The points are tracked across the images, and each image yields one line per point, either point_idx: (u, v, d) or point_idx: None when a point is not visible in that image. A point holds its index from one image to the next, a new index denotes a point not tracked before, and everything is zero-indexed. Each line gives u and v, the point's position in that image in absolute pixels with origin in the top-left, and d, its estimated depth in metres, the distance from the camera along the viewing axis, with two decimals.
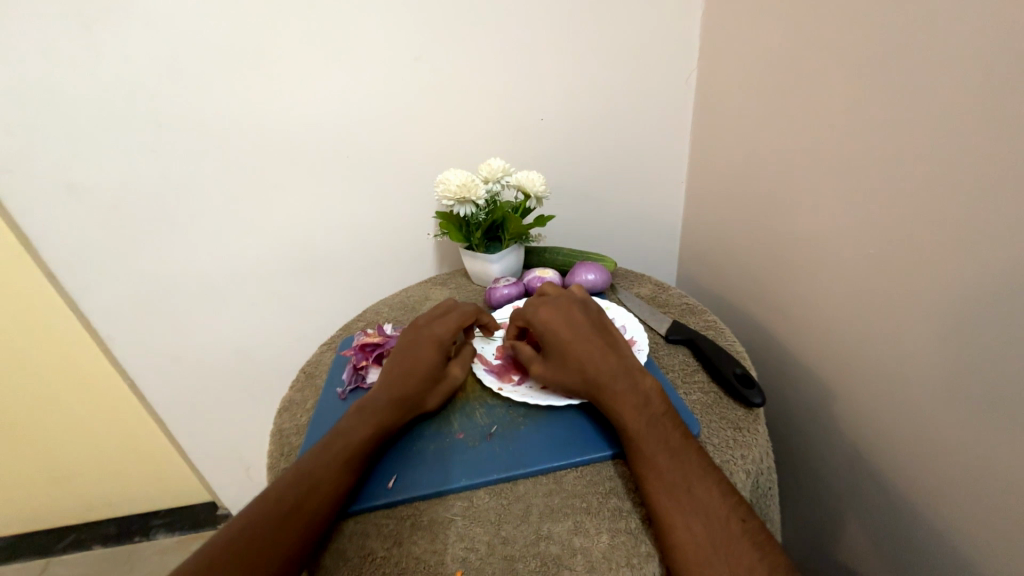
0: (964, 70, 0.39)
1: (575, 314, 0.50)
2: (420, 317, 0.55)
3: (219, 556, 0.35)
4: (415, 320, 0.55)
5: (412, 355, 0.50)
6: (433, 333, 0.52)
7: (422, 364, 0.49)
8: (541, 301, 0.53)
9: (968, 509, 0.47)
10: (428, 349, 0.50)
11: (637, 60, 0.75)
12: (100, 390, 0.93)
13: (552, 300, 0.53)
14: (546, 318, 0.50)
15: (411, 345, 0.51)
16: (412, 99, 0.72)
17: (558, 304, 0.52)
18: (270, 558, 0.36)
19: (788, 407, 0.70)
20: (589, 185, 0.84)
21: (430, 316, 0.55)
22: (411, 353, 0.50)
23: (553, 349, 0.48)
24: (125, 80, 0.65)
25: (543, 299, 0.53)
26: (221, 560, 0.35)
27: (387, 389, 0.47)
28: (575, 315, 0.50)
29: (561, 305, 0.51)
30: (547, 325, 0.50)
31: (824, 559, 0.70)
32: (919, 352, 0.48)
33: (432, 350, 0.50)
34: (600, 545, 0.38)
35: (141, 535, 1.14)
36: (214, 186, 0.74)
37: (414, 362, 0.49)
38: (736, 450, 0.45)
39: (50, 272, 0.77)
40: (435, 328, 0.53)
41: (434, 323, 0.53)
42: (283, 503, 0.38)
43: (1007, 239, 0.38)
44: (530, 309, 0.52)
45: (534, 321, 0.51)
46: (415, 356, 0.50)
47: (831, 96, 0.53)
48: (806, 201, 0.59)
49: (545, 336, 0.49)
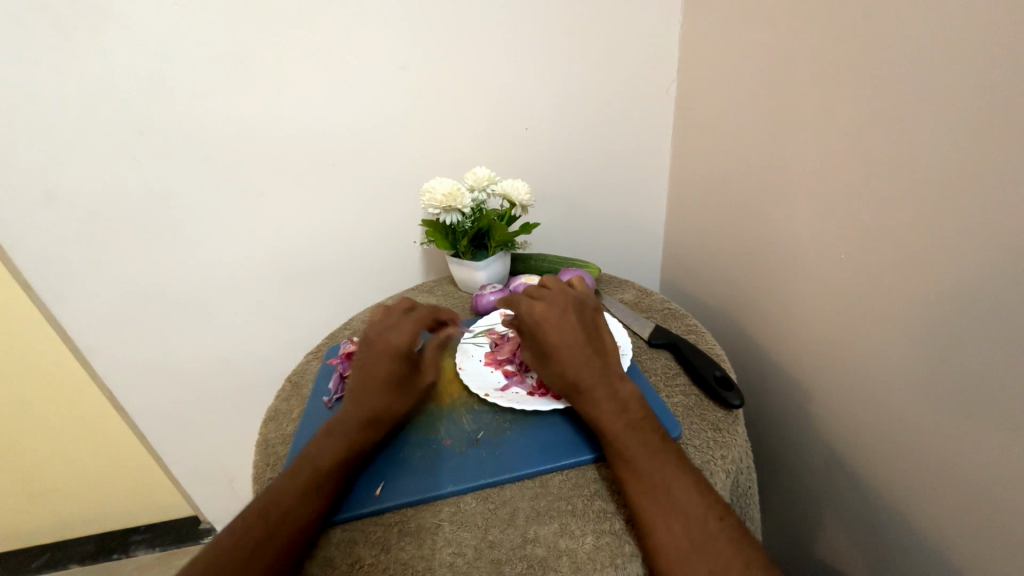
0: (933, 85, 0.42)
1: (571, 318, 0.48)
2: (370, 330, 0.51)
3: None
4: (368, 335, 0.51)
5: (377, 371, 0.48)
6: (390, 343, 0.49)
7: (388, 379, 0.48)
8: (538, 296, 0.52)
9: (941, 504, 0.48)
10: (391, 362, 0.48)
11: (621, 71, 0.77)
12: (77, 403, 0.91)
13: (550, 296, 0.51)
14: (539, 312, 0.49)
15: (371, 364, 0.48)
16: (399, 108, 0.73)
17: (557, 303, 0.50)
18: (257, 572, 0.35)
19: (769, 408, 0.72)
20: (575, 193, 0.86)
21: (378, 328, 0.51)
22: (373, 374, 0.48)
23: (540, 348, 0.49)
24: (110, 88, 0.65)
25: (542, 293, 0.52)
26: None
27: (362, 412, 0.45)
28: (569, 318, 0.48)
29: (557, 305, 0.50)
30: (540, 323, 0.48)
31: (805, 559, 0.71)
32: (890, 354, 0.50)
33: (396, 363, 0.49)
34: (584, 546, 0.39)
35: (120, 552, 1.09)
36: (198, 192, 0.73)
37: (381, 383, 0.47)
38: (717, 450, 0.46)
39: (26, 280, 0.74)
40: (390, 336, 0.50)
41: (387, 332, 0.50)
42: (264, 518, 0.38)
43: (975, 244, 0.41)
44: (526, 303, 0.50)
45: (527, 315, 0.50)
46: (380, 374, 0.48)
47: (806, 108, 0.55)
48: (783, 208, 0.61)
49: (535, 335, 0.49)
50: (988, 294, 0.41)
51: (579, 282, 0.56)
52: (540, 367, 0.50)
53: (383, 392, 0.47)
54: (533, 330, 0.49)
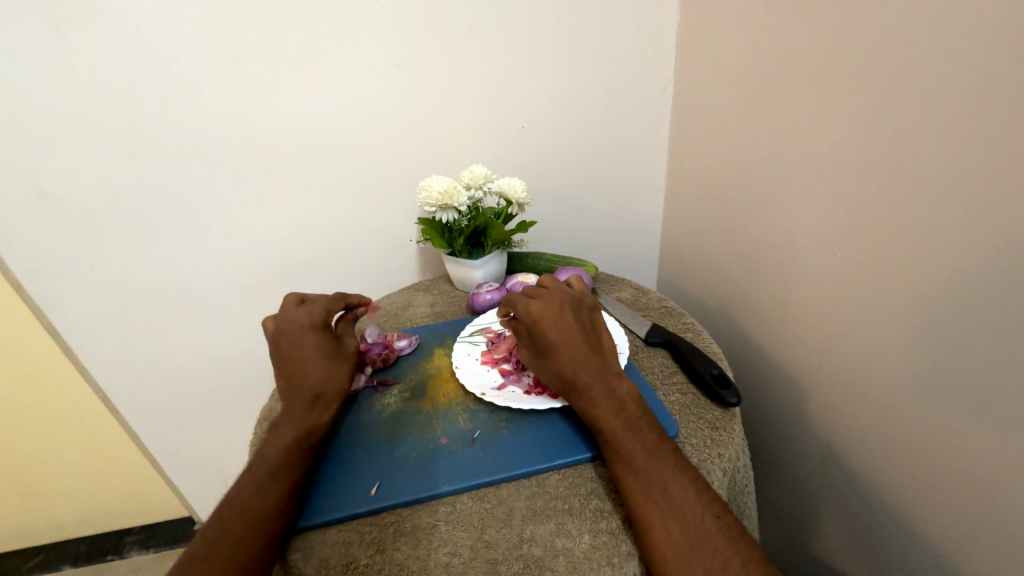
0: (930, 83, 0.42)
1: (569, 317, 0.48)
2: (273, 326, 0.51)
3: None
4: (274, 330, 0.50)
5: (303, 350, 0.49)
6: (302, 322, 0.50)
7: (315, 353, 0.49)
8: (533, 294, 0.51)
9: (937, 502, 0.48)
10: (308, 338, 0.49)
11: (618, 69, 0.77)
12: (69, 404, 0.90)
13: (547, 296, 0.51)
14: (534, 309, 0.49)
15: (291, 349, 0.49)
16: (395, 105, 0.72)
17: (554, 302, 0.49)
18: None
19: (766, 407, 0.72)
20: (572, 191, 0.85)
21: (280, 320, 0.51)
22: (296, 354, 0.49)
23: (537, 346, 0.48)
24: (101, 84, 0.64)
25: (540, 293, 0.51)
26: None
27: (303, 394, 0.46)
28: (566, 317, 0.48)
29: (555, 303, 0.49)
30: (538, 322, 0.48)
31: (802, 556, 0.71)
32: (887, 352, 0.50)
33: (316, 337, 0.50)
34: (581, 545, 0.38)
35: (114, 554, 1.08)
36: (191, 190, 0.73)
37: (307, 356, 0.48)
38: (714, 449, 0.46)
39: (16, 279, 0.73)
40: (300, 318, 0.51)
41: (292, 318, 0.51)
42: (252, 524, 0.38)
43: (972, 243, 0.41)
44: (523, 302, 0.50)
45: (524, 314, 0.49)
46: (305, 352, 0.49)
47: (803, 106, 0.55)
48: (780, 206, 0.61)
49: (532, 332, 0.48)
50: (985, 293, 0.40)
51: (576, 282, 0.56)
52: (536, 364, 0.49)
53: (311, 363, 0.48)
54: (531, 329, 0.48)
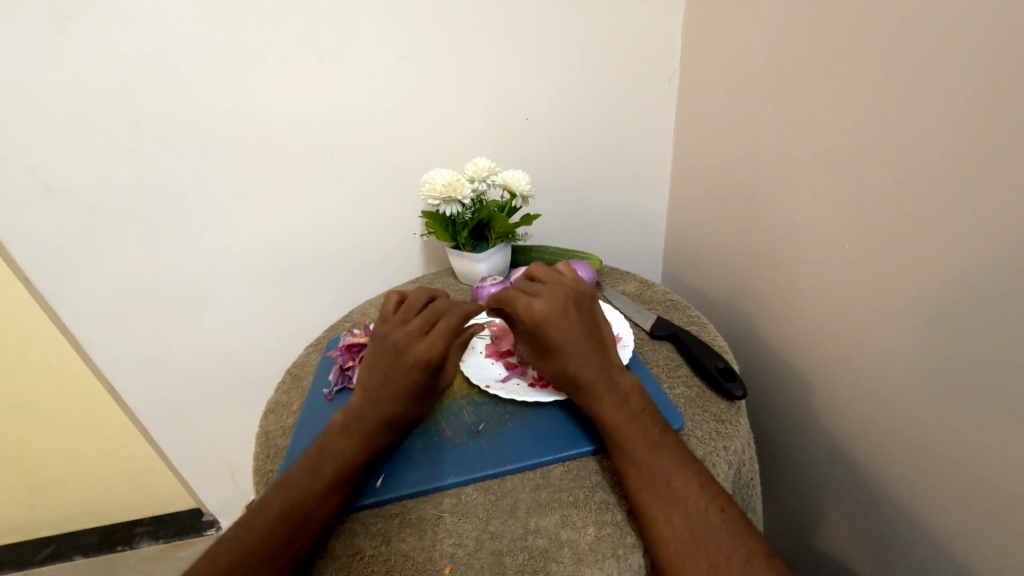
0: (936, 71, 0.41)
1: (572, 314, 0.47)
2: (393, 332, 0.47)
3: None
4: (391, 339, 0.46)
5: (399, 383, 0.45)
6: (417, 355, 0.45)
7: (409, 390, 0.45)
8: (533, 291, 0.49)
9: (942, 496, 0.48)
10: (412, 375, 0.45)
11: (622, 60, 0.76)
12: (78, 397, 0.91)
13: (547, 291, 0.48)
14: (538, 309, 0.47)
15: (392, 374, 0.45)
16: (396, 99, 0.72)
17: (557, 298, 0.47)
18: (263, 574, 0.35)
19: (770, 401, 0.72)
20: (575, 185, 0.85)
21: (401, 331, 0.47)
22: (391, 384, 0.45)
23: (540, 347, 0.47)
24: (104, 80, 0.64)
25: (538, 288, 0.49)
26: None
27: (378, 416, 0.44)
28: (570, 315, 0.47)
29: (557, 300, 0.47)
30: (541, 322, 0.46)
31: (806, 549, 0.71)
32: (893, 345, 0.50)
33: (421, 377, 0.45)
34: (586, 537, 0.38)
35: (124, 544, 1.10)
36: (194, 186, 0.73)
37: (400, 391, 0.45)
38: (719, 441, 0.46)
39: (25, 274, 0.74)
40: (418, 347, 0.45)
41: (411, 341, 0.46)
42: (259, 520, 0.38)
43: (977, 234, 0.40)
44: (522, 301, 0.48)
45: (525, 314, 0.47)
46: (398, 384, 0.45)
47: (807, 97, 0.54)
48: (785, 198, 0.60)
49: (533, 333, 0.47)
50: (991, 285, 0.40)
51: (565, 268, 0.53)
52: (539, 362, 0.49)
53: (399, 403, 0.44)
54: (533, 330, 0.47)
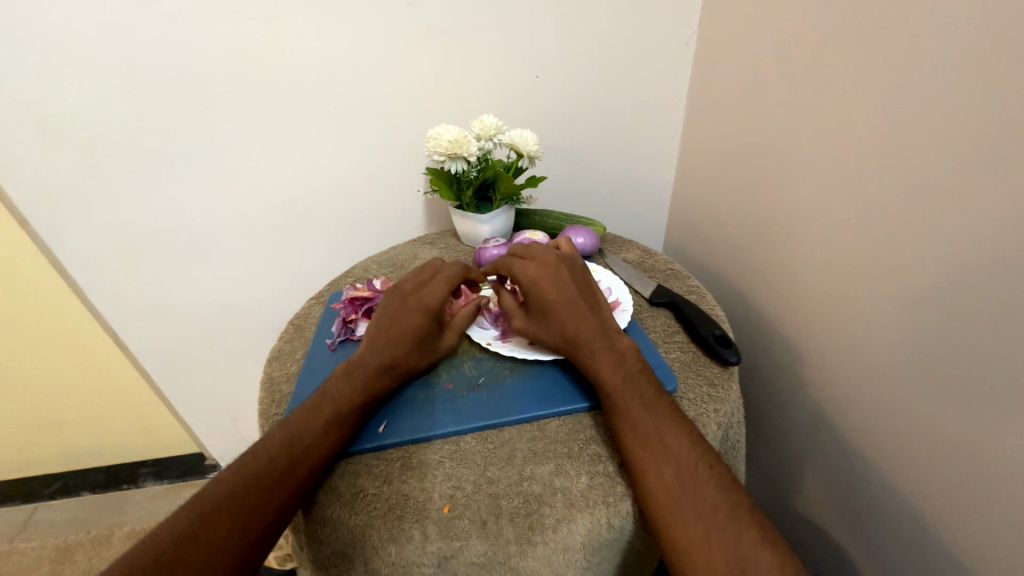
0: (961, 42, 0.39)
1: (563, 276, 0.50)
2: (403, 281, 0.52)
3: (226, 507, 0.36)
4: (400, 286, 0.52)
5: (402, 326, 0.48)
6: (421, 302, 0.50)
7: (408, 332, 0.47)
8: (527, 256, 0.52)
9: (916, 465, 0.50)
10: (414, 318, 0.48)
11: (639, 17, 0.72)
12: (82, 341, 0.92)
13: (539, 254, 0.52)
14: (531, 274, 0.50)
15: (396, 317, 0.49)
16: (400, 47, 0.69)
17: (547, 263, 0.51)
18: (270, 508, 0.37)
19: (761, 372, 0.74)
20: (582, 148, 0.83)
21: (411, 280, 0.52)
22: (394, 326, 0.48)
23: (533, 307, 0.49)
24: (94, 12, 0.61)
25: (531, 252, 0.53)
26: (228, 509, 0.36)
27: (380, 359, 0.46)
28: (562, 275, 0.50)
29: (549, 264, 0.51)
30: (532, 282, 0.50)
31: (783, 509, 0.75)
32: (883, 322, 0.51)
33: (420, 318, 0.48)
34: (579, 485, 0.40)
35: (129, 483, 1.15)
36: (193, 131, 0.71)
37: (400, 332, 0.47)
38: (710, 404, 0.47)
39: (21, 216, 0.73)
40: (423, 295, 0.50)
41: (418, 288, 0.51)
42: (264, 455, 0.40)
43: (979, 215, 0.40)
44: (515, 265, 0.52)
45: (517, 272, 0.51)
46: (401, 326, 0.48)
47: (826, 67, 0.52)
48: (793, 171, 0.59)
49: (526, 293, 0.50)
50: (984, 267, 0.40)
51: (564, 245, 0.57)
52: (532, 326, 0.50)
53: (399, 345, 0.47)
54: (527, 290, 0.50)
